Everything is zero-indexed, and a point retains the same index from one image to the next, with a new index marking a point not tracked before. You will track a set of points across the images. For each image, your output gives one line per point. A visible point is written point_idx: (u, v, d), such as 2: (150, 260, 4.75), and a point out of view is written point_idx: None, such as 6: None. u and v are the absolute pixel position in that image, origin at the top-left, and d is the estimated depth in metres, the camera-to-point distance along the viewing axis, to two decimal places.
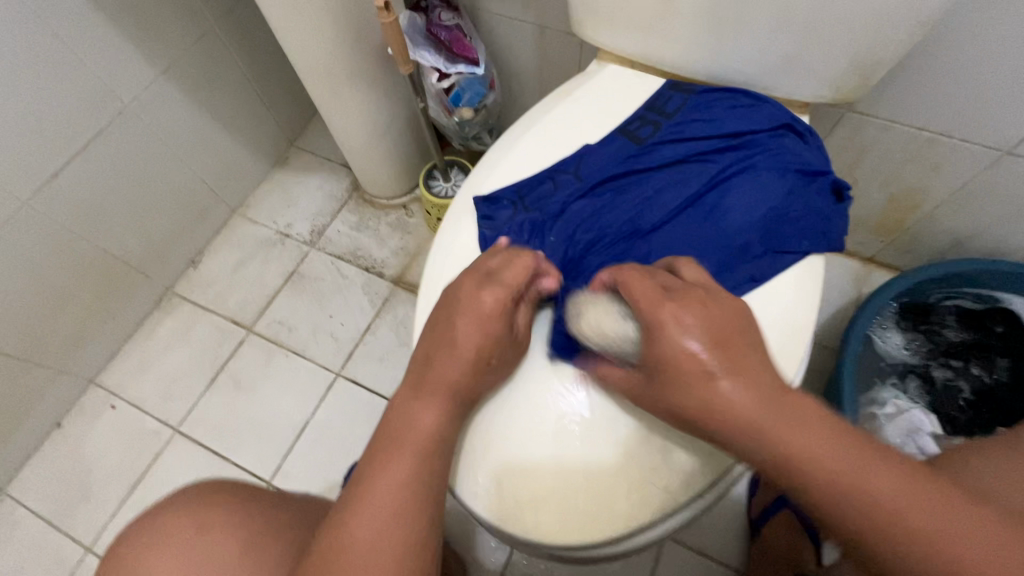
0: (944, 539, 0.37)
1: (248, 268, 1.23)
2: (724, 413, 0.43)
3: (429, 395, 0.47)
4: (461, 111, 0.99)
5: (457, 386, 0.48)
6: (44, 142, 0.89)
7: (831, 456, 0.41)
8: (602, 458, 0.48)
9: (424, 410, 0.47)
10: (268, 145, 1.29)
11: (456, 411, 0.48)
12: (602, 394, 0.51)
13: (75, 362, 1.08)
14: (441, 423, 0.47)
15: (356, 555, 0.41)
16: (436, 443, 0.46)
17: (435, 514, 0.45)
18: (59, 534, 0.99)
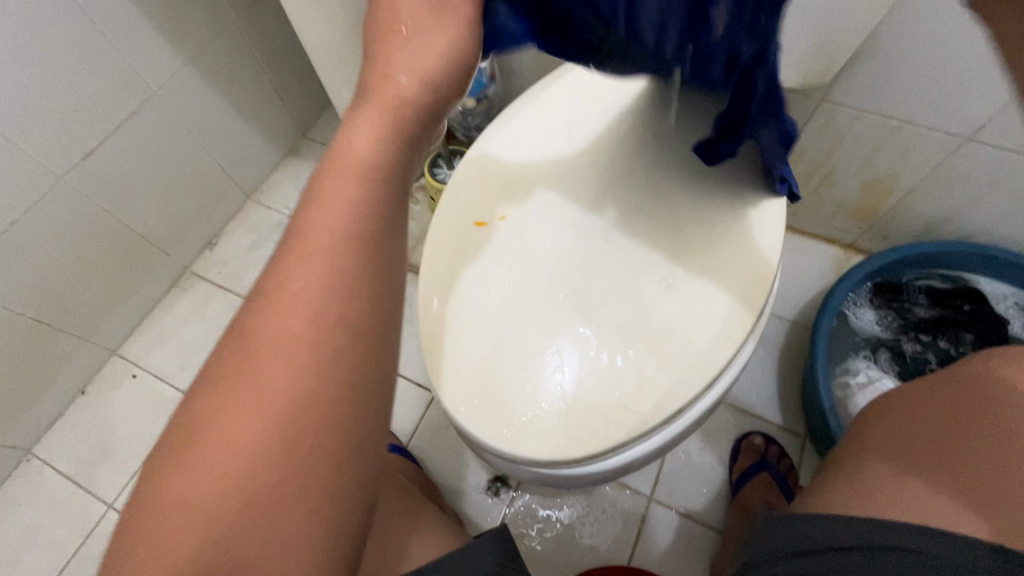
0: None
1: (261, 248, 1.30)
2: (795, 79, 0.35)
3: (341, 177, 0.35)
4: (464, 100, 1.06)
5: (371, 161, 0.35)
6: (80, 122, 0.97)
7: None
8: (586, 389, 0.55)
9: (336, 191, 0.35)
10: (282, 134, 1.37)
11: (378, 196, 0.36)
12: (588, 337, 0.57)
13: (99, 332, 1.15)
14: (370, 210, 0.35)
15: (268, 358, 0.33)
16: (361, 233, 0.35)
17: (373, 325, 0.35)
18: (82, 491, 1.06)
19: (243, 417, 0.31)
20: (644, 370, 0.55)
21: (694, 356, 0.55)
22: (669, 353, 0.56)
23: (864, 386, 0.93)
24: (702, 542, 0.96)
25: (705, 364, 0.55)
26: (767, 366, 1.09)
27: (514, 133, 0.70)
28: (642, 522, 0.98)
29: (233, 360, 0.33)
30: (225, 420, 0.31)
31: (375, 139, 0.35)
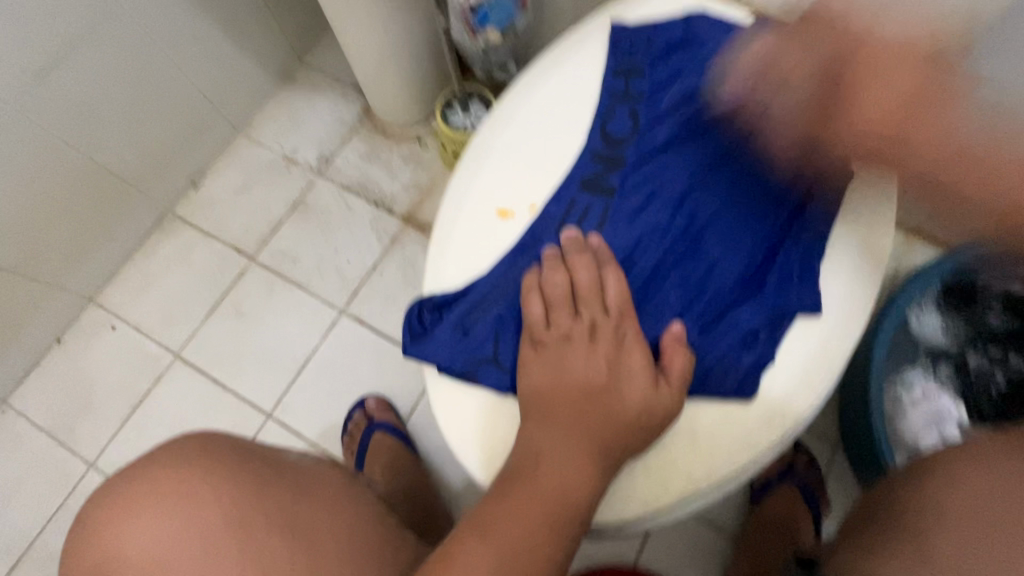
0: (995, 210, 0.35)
1: (252, 191, 1.16)
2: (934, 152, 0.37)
3: (577, 456, 0.40)
4: (487, 33, 0.89)
5: (568, 498, 0.39)
6: (24, 38, 0.81)
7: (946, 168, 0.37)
8: None
9: (564, 478, 0.40)
10: (273, 57, 1.19)
11: (604, 402, 0.41)
12: None
13: (73, 280, 1.05)
14: (597, 483, 0.40)
15: None
16: (556, 546, 0.38)
17: None
18: (61, 448, 1.00)
19: (493, 541, 0.38)
20: (700, 423, 0.44)
21: (763, 405, 0.45)
22: (736, 396, 0.44)
23: (917, 405, 0.83)
24: (710, 544, 0.90)
25: (776, 417, 0.44)
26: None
27: (554, 90, 0.53)
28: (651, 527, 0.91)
29: (467, 530, 0.39)
30: (484, 544, 0.38)
31: (586, 478, 0.40)
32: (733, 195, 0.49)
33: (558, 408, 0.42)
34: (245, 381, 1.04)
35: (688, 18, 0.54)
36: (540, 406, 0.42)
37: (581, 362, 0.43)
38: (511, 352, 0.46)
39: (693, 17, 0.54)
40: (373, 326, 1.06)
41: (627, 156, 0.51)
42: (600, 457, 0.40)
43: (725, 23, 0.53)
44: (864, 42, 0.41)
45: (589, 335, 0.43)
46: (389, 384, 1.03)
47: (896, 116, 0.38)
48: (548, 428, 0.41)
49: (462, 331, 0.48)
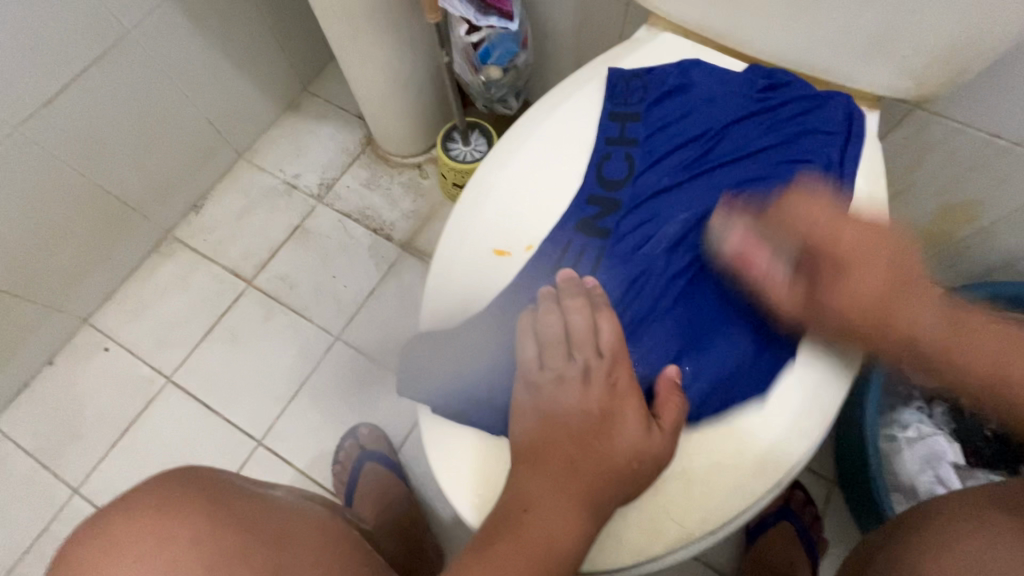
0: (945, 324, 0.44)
1: (253, 216, 1.17)
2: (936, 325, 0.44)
3: (570, 501, 0.40)
4: (489, 70, 0.91)
5: (560, 544, 0.39)
6: (36, 66, 0.82)
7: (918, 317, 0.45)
8: None
9: (556, 523, 0.39)
10: (278, 86, 1.21)
11: (599, 446, 0.41)
12: None
13: (69, 301, 1.05)
14: (589, 528, 0.40)
15: None
16: None
17: None
18: (46, 473, 0.99)
19: None
20: (692, 469, 0.44)
21: (757, 451, 0.44)
22: (728, 440, 0.45)
23: (913, 444, 0.82)
24: None
25: (769, 463, 0.44)
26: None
27: (551, 133, 0.54)
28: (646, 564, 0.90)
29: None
30: None
31: (578, 523, 0.39)
32: (726, 244, 0.49)
33: (550, 450, 0.41)
34: (237, 407, 1.03)
35: (683, 66, 0.55)
36: (535, 451, 0.42)
37: (575, 406, 0.43)
38: (506, 392, 0.46)
39: (689, 65, 0.55)
40: (368, 353, 1.06)
41: (623, 201, 0.51)
42: (592, 503, 0.40)
43: (717, 70, 0.55)
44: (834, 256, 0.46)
45: (583, 378, 0.43)
46: (382, 412, 1.02)
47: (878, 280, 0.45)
48: (539, 473, 0.41)
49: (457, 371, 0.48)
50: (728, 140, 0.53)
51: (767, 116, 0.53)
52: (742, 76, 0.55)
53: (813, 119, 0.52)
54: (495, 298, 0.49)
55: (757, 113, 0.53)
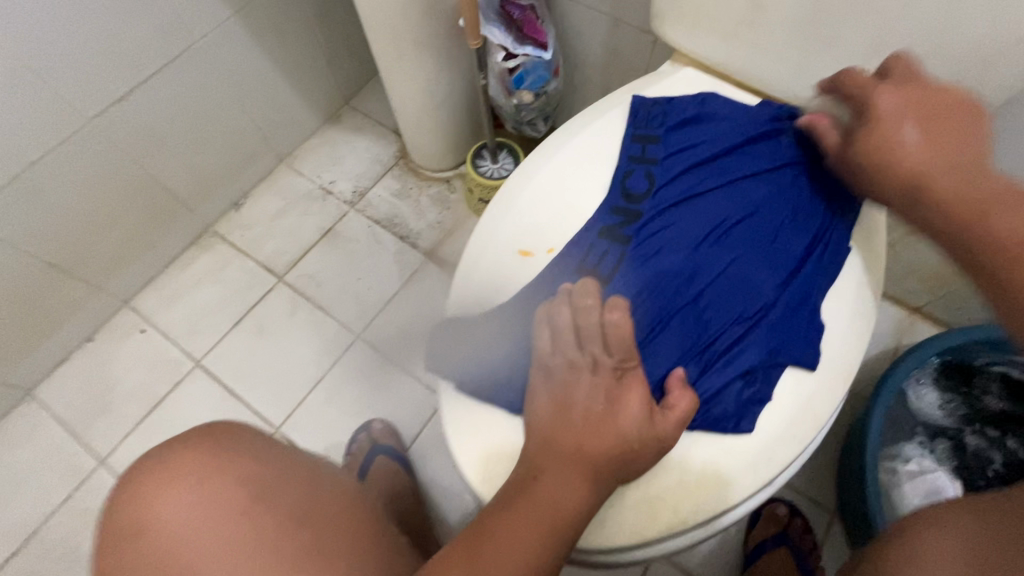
0: None
1: (288, 217, 1.24)
2: None
3: (577, 476, 0.44)
4: (521, 94, 0.98)
5: (565, 513, 0.43)
6: (113, 66, 0.91)
7: None
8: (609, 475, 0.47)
9: (566, 493, 0.43)
10: (323, 99, 1.30)
11: (604, 429, 0.45)
12: None
13: (114, 283, 1.12)
14: (592, 502, 0.43)
15: None
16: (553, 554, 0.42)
17: None
18: (74, 443, 1.04)
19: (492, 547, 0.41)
20: (689, 463, 0.47)
21: (750, 450, 0.47)
22: (725, 436, 0.48)
23: (914, 478, 0.83)
24: None
25: (761, 461, 0.47)
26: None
27: (578, 149, 0.59)
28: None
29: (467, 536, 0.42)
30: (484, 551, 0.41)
31: (582, 496, 0.43)
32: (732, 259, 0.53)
33: (560, 431, 0.45)
34: (258, 395, 1.07)
35: (701, 98, 0.60)
36: (545, 432, 0.46)
37: (585, 392, 0.46)
38: (523, 377, 0.50)
39: (707, 98, 0.60)
40: (387, 353, 1.11)
41: (643, 212, 0.55)
42: (597, 479, 0.44)
43: (732, 103, 0.60)
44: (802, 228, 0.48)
45: (592, 368, 0.47)
46: (396, 410, 1.06)
47: None
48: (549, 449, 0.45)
49: (479, 356, 0.52)
50: (739, 164, 0.57)
51: (774, 147, 0.58)
52: (753, 110, 0.60)
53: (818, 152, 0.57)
54: (518, 293, 0.54)
55: (766, 143, 0.58)
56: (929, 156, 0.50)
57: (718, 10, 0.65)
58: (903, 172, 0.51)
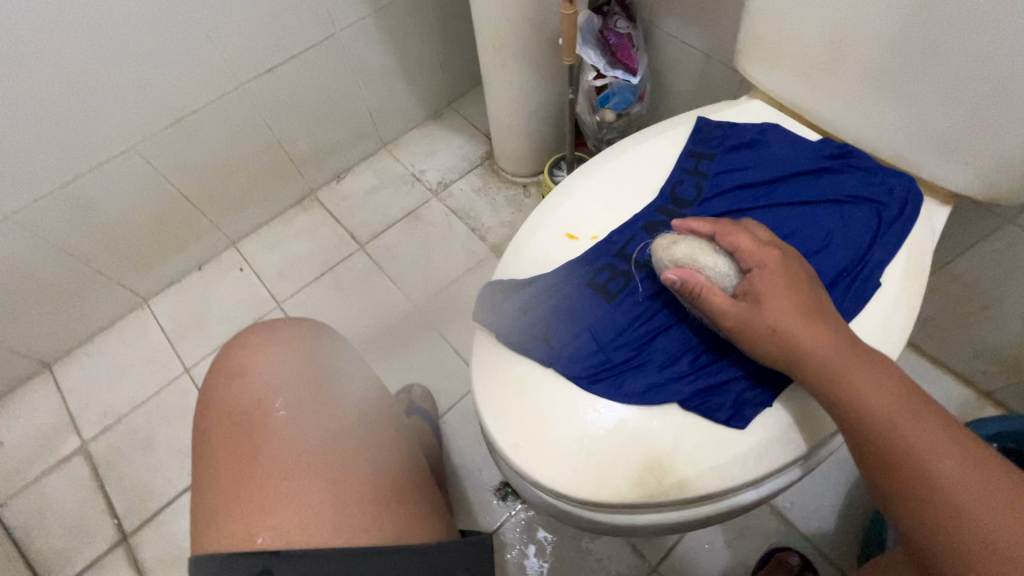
0: (887, 416, 0.45)
1: (380, 194, 1.39)
2: (870, 411, 0.45)
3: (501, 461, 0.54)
4: (605, 112, 1.05)
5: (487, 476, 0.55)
6: (270, 43, 1.09)
7: (874, 395, 0.45)
8: (608, 438, 0.51)
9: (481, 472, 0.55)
10: (430, 97, 1.45)
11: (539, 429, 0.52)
12: (638, 399, 0.52)
13: (228, 224, 1.30)
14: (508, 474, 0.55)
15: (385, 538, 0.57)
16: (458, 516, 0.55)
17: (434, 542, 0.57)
18: (170, 350, 1.22)
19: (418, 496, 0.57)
20: (684, 442, 0.50)
21: (743, 445, 0.50)
22: (721, 427, 0.51)
23: None
24: None
25: (751, 457, 0.50)
26: (836, 487, 0.97)
27: (637, 156, 0.65)
28: None
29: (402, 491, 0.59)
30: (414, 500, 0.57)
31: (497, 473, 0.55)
32: None
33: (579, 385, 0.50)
34: None
35: (762, 127, 0.64)
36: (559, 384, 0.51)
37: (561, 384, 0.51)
38: (557, 334, 0.55)
39: (768, 128, 0.64)
40: (439, 328, 1.20)
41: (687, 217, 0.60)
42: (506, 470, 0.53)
43: (791, 135, 0.63)
44: (788, 297, 0.49)
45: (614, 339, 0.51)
46: (437, 381, 1.15)
47: (832, 339, 0.48)
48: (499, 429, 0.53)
49: (520, 311, 0.57)
50: (790, 188, 0.60)
51: (830, 177, 0.60)
52: (813, 143, 0.63)
53: (871, 187, 0.59)
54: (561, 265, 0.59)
55: (822, 172, 0.60)
56: (817, 339, 0.47)
57: (798, 50, 0.69)
58: (816, 371, 0.47)
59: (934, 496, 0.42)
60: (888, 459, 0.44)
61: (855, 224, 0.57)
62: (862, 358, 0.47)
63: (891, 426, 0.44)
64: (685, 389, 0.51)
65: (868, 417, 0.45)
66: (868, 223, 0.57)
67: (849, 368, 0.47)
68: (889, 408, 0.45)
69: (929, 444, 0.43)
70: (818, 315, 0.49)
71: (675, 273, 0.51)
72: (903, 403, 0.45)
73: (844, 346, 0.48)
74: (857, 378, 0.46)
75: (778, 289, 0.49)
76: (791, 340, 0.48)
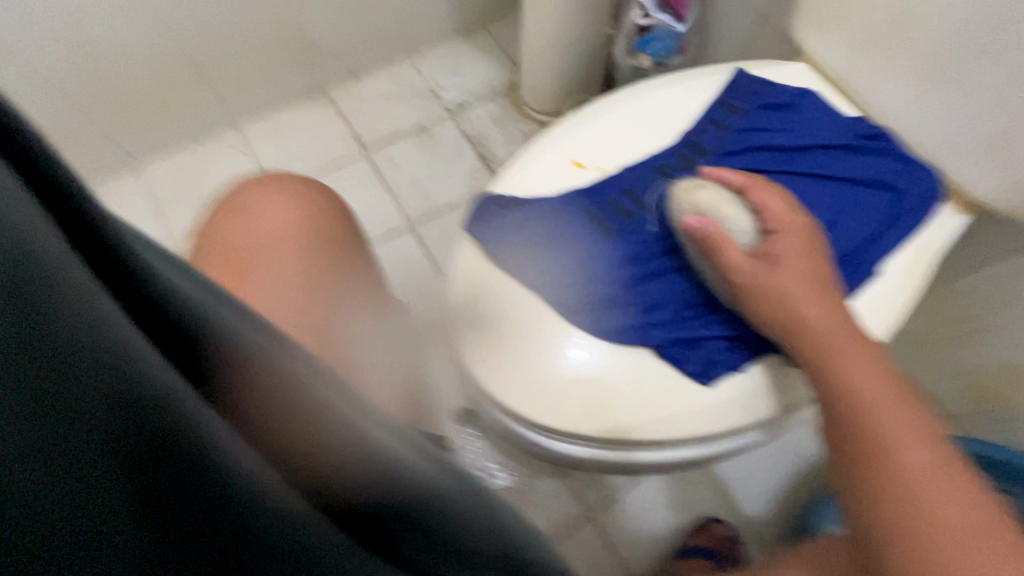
0: (867, 397, 0.44)
1: (394, 104, 1.33)
2: (851, 389, 0.45)
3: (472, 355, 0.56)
4: (641, 58, 0.99)
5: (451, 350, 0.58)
6: None
7: (859, 375, 0.45)
8: (571, 370, 0.50)
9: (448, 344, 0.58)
10: (465, 10, 1.36)
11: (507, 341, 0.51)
12: (610, 336, 0.51)
13: (233, 102, 1.25)
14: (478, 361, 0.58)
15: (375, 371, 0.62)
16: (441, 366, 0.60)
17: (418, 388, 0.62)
18: (156, 219, 1.19)
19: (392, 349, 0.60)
20: (646, 387, 0.50)
21: (704, 401, 0.50)
22: (686, 380, 0.50)
23: None
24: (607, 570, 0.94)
25: (708, 414, 0.50)
26: (780, 475, 1.00)
27: (666, 97, 0.62)
28: (569, 531, 0.96)
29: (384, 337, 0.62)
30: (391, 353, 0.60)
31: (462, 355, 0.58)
32: None
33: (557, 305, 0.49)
34: None
35: (802, 93, 0.61)
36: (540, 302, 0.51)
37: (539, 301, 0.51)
38: (545, 258, 0.54)
39: (808, 94, 0.61)
40: (430, 251, 1.19)
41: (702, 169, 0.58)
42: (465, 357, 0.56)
43: (829, 106, 0.60)
44: (799, 267, 0.48)
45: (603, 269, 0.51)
46: (418, 302, 1.14)
47: (834, 316, 0.48)
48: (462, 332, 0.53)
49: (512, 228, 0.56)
50: (813, 161, 0.57)
51: (855, 157, 0.57)
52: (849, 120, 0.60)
53: (894, 175, 0.56)
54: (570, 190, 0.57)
55: (849, 151, 0.58)
56: (818, 312, 0.47)
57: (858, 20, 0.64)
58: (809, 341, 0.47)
59: (893, 480, 0.42)
60: (856, 437, 0.44)
61: (868, 211, 0.55)
62: (857, 339, 0.47)
63: (871, 412, 0.44)
64: (661, 335, 0.51)
65: (847, 394, 0.45)
66: (881, 212, 0.55)
67: (843, 346, 0.46)
68: (871, 390, 0.45)
69: (900, 430, 0.43)
70: (821, 293, 0.48)
71: (695, 221, 0.50)
72: (887, 385, 0.45)
73: (843, 325, 0.47)
74: (848, 356, 0.46)
75: (793, 257, 0.49)
76: (790, 307, 0.47)
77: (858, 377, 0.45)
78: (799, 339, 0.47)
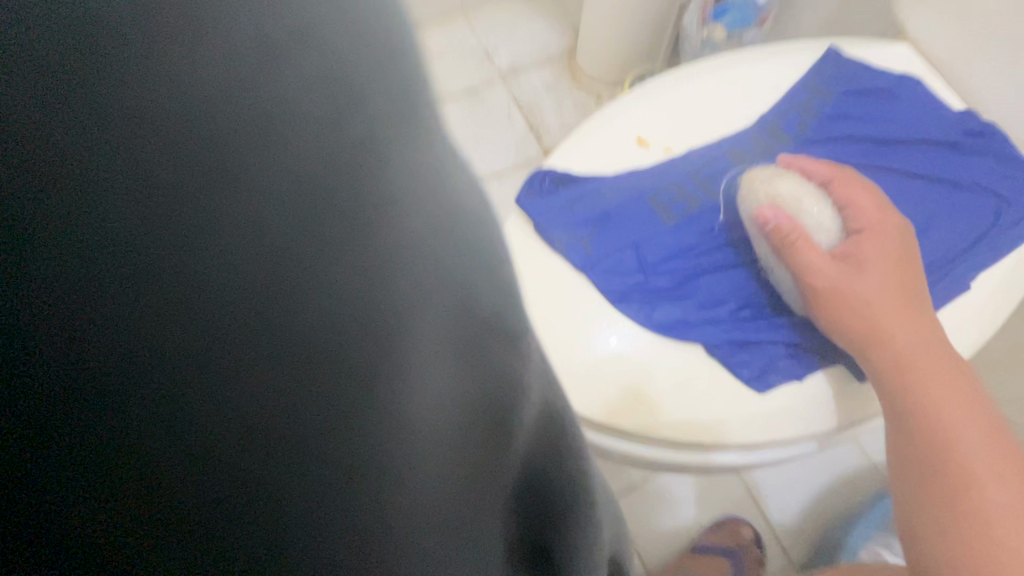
0: (942, 418, 0.40)
1: (443, 62, 1.29)
2: (931, 413, 0.41)
3: None
4: (714, 28, 0.91)
5: None
6: None
7: (940, 395, 0.41)
8: (606, 355, 0.48)
9: None
10: None
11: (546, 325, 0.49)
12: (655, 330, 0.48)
13: None
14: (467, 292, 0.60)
15: None
16: None
17: None
18: None
19: None
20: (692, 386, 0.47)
21: (755, 407, 0.47)
22: (740, 384, 0.47)
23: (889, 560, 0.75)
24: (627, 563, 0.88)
25: (755, 421, 0.47)
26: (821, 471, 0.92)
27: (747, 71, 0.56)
28: None
29: None
30: None
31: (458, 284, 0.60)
32: None
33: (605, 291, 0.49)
34: None
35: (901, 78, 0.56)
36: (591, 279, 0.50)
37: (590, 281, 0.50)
38: (600, 239, 0.52)
39: (907, 80, 0.55)
40: None
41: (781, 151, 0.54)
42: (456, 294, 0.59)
43: (927, 95, 0.54)
44: (877, 267, 0.44)
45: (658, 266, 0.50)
46: None
47: (915, 328, 0.43)
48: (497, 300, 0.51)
49: (570, 207, 0.53)
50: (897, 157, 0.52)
51: (954, 155, 0.52)
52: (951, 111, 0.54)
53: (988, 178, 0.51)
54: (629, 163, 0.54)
55: (944, 152, 0.52)
56: (898, 323, 0.43)
57: None
58: (886, 357, 0.43)
59: (956, 516, 0.38)
60: (927, 465, 0.40)
61: (961, 217, 0.50)
62: (940, 358, 0.42)
63: (944, 428, 0.40)
64: (718, 334, 0.48)
65: (912, 414, 0.41)
66: (975, 223, 0.50)
67: (926, 363, 0.42)
68: (946, 412, 0.40)
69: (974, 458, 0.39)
70: (904, 306, 0.44)
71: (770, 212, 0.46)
72: (972, 412, 0.41)
73: (926, 340, 0.43)
74: (928, 375, 0.42)
75: (874, 259, 0.44)
76: (866, 312, 0.43)
77: (929, 397, 0.41)
78: (873, 347, 0.43)
